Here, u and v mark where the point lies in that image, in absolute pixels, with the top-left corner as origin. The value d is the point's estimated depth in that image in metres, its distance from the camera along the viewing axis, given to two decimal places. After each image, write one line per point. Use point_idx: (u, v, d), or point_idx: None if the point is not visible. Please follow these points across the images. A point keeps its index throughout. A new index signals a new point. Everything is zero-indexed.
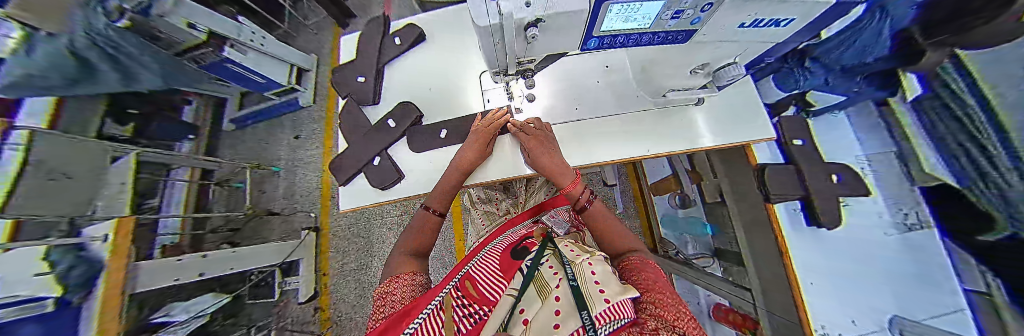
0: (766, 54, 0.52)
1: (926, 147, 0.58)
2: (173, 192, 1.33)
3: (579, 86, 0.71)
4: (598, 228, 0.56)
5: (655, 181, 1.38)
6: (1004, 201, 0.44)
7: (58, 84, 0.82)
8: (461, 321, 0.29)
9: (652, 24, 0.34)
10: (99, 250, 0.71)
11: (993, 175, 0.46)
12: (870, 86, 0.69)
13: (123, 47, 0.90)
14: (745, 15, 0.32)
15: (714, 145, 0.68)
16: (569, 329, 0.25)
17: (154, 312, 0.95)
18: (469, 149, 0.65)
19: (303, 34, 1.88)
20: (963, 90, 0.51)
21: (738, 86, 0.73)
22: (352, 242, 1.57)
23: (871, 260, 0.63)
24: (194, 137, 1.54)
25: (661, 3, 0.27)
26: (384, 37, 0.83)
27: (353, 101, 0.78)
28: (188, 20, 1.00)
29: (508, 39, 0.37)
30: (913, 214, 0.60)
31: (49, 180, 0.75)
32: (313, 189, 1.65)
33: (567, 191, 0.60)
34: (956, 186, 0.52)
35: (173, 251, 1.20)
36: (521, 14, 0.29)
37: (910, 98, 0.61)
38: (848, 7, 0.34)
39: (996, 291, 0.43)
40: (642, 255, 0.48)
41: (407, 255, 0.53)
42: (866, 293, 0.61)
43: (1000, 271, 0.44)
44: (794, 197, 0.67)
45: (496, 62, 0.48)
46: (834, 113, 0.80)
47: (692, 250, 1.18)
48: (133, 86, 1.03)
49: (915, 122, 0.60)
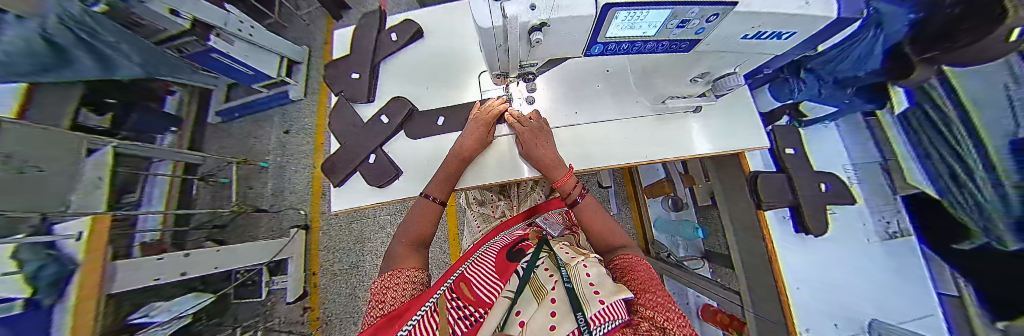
0: (764, 66, 0.53)
1: (911, 159, 0.63)
2: (152, 189, 1.25)
3: (579, 90, 0.71)
4: (590, 225, 0.55)
5: (649, 184, 1.40)
6: (981, 212, 0.49)
7: (27, 71, 0.77)
8: (456, 323, 0.27)
9: (656, 33, 0.34)
10: (72, 250, 0.67)
11: (984, 191, 0.48)
12: (860, 99, 0.72)
13: (99, 33, 0.84)
14: (749, 27, 0.32)
15: (709, 153, 0.69)
16: (566, 330, 0.23)
17: (133, 311, 0.91)
18: (469, 136, 0.64)
19: (295, 25, 1.81)
20: (945, 104, 0.53)
21: (735, 94, 0.74)
22: (344, 241, 1.53)
23: (857, 266, 0.68)
24: (177, 129, 1.48)
25: (667, 12, 0.27)
26: (380, 32, 0.80)
27: (345, 98, 0.76)
28: (168, 7, 0.94)
29: (512, 42, 0.36)
30: (893, 223, 0.69)
31: (20, 173, 0.71)
32: (303, 185, 1.61)
33: (558, 185, 0.59)
34: (938, 196, 0.58)
35: (153, 248, 1.15)
36: (526, 18, 0.29)
37: (897, 112, 0.65)
38: (848, 22, 0.34)
39: (968, 295, 0.53)
40: (634, 252, 0.48)
41: (408, 246, 0.52)
42: (851, 298, 0.65)
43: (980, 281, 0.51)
44: (785, 204, 0.69)
45: (497, 63, 0.46)
46: (823, 123, 0.84)
47: (682, 252, 1.20)
48: (112, 74, 0.98)
49: (900, 135, 0.65)
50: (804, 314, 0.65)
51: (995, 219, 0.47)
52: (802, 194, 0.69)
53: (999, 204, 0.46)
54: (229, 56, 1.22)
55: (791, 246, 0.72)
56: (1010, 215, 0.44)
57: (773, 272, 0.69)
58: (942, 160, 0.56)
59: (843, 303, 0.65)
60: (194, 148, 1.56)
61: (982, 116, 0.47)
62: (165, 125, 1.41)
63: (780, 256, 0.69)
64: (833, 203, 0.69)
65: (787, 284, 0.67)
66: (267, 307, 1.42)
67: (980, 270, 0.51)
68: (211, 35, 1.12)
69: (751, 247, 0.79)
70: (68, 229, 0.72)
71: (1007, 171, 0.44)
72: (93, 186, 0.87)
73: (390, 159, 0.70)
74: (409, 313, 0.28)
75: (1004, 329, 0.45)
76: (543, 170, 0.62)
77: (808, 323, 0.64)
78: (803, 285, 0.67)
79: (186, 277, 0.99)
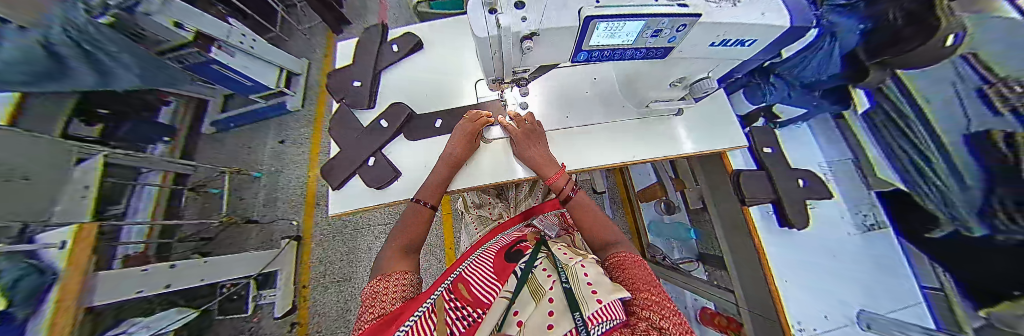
0: (735, 71, 0.58)
1: (880, 155, 0.69)
2: (138, 200, 1.22)
3: (570, 96, 0.75)
4: (582, 220, 0.57)
5: (642, 188, 1.44)
6: (947, 204, 0.53)
7: (23, 81, 0.76)
8: (453, 323, 0.26)
9: (634, 41, 0.38)
10: (53, 260, 0.65)
11: (949, 183, 0.52)
12: (828, 101, 0.78)
13: (100, 42, 0.86)
14: (715, 36, 0.37)
15: (695, 152, 0.72)
16: (563, 329, 0.23)
17: (109, 330, 0.85)
18: (456, 145, 0.66)
19: (296, 39, 1.87)
20: (905, 105, 0.59)
21: (712, 98, 0.80)
22: (337, 252, 1.50)
23: (841, 259, 0.71)
24: (170, 140, 1.47)
25: (642, 23, 0.31)
26: (382, 44, 0.84)
27: (346, 104, 0.78)
28: (173, 19, 0.98)
29: (505, 50, 0.39)
30: (870, 215, 0.72)
31: (5, 182, 0.70)
32: (296, 195, 1.58)
33: (550, 181, 0.62)
34: (907, 190, 0.63)
35: (136, 261, 1.11)
36: (518, 28, 0.33)
37: (860, 111, 0.72)
38: (800, 33, 0.39)
39: (950, 289, 0.55)
40: (627, 248, 0.49)
41: (396, 252, 0.51)
42: (838, 289, 0.67)
43: (962, 272, 0.53)
44: (767, 200, 0.73)
45: (493, 70, 0.50)
46: (797, 125, 0.90)
47: (677, 255, 1.22)
48: (107, 84, 0.98)
49: (867, 133, 0.71)
50: (793, 305, 0.66)
51: (959, 207, 0.51)
52: (782, 190, 0.73)
53: (964, 194, 0.49)
54: (229, 68, 1.24)
55: (777, 240, 0.74)
56: (974, 205, 0.48)
57: (762, 265, 0.71)
58: (909, 159, 0.61)
59: (831, 295, 0.67)
60: (186, 157, 1.54)
61: (940, 115, 0.53)
62: (158, 135, 1.40)
63: (768, 249, 0.71)
64: (813, 197, 0.73)
65: (775, 276, 0.69)
66: (251, 324, 1.35)
67: (957, 261, 0.53)
68: (212, 48, 1.14)
69: (740, 244, 0.82)
70: (49, 238, 0.70)
71: (973, 162, 0.47)
72: (80, 196, 0.86)
73: (390, 161, 0.71)
74: (405, 314, 0.27)
75: (986, 317, 0.47)
76: (537, 170, 0.64)
77: (798, 315, 0.65)
78: (792, 278, 0.69)
79: (169, 291, 0.95)
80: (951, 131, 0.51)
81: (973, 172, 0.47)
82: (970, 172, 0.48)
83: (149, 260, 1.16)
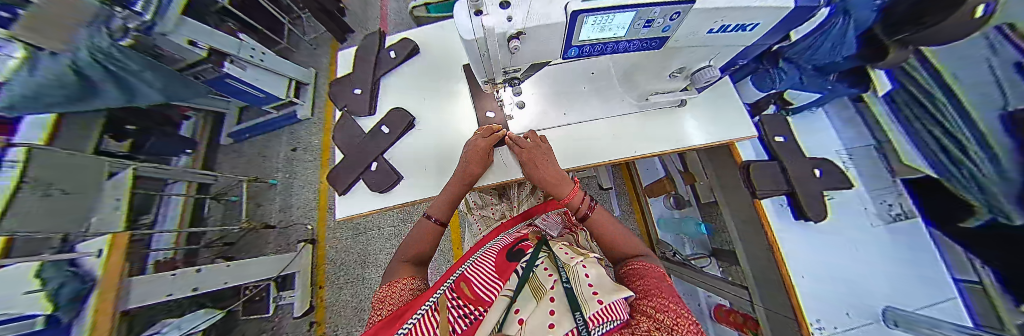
0: (739, 58, 0.55)
1: (898, 133, 0.68)
2: (166, 209, 1.34)
3: (568, 93, 0.73)
4: (602, 238, 0.51)
5: (650, 182, 1.42)
6: (979, 187, 0.49)
7: (57, 102, 0.83)
8: (455, 321, 0.24)
9: (626, 33, 0.36)
10: (90, 267, 0.70)
11: (983, 164, 0.48)
12: (845, 85, 0.73)
13: (124, 63, 0.91)
14: (712, 21, 0.35)
15: (703, 144, 0.70)
16: (565, 329, 0.22)
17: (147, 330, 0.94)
18: (470, 165, 0.64)
19: (303, 49, 1.93)
20: (931, 83, 0.57)
21: (720, 86, 0.77)
22: (349, 253, 1.55)
23: (866, 253, 0.66)
24: (191, 152, 1.58)
25: (632, 14, 0.30)
26: (380, 51, 0.86)
27: (347, 112, 0.80)
28: (188, 38, 1.06)
29: (493, 50, 0.39)
30: (897, 205, 0.68)
31: (45, 196, 0.76)
32: (309, 200, 1.64)
33: (566, 201, 0.54)
34: (939, 176, 0.58)
35: (165, 266, 1.20)
36: (503, 28, 0.32)
37: (881, 93, 0.71)
38: (807, 13, 0.37)
39: (988, 282, 0.51)
40: (649, 260, 0.44)
41: (406, 265, 0.52)
42: (864, 284, 0.62)
43: (1000, 261, 0.49)
44: (781, 192, 0.68)
45: (484, 70, 0.49)
46: (811, 110, 0.85)
47: (689, 251, 1.19)
48: (136, 101, 1.04)
49: (891, 117, 0.69)
50: (812, 303, 0.62)
51: (990, 188, 0.48)
52: (797, 182, 0.68)
53: (993, 174, 0.46)
54: (241, 80, 1.31)
55: (792, 233, 0.71)
56: (1009, 191, 0.44)
57: (776, 260, 0.68)
58: (936, 142, 0.58)
59: (852, 291, 0.62)
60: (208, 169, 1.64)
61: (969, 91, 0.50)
62: (180, 148, 1.49)
63: (781, 244, 0.68)
64: (831, 187, 0.69)
65: (790, 272, 0.66)
66: (273, 324, 1.42)
67: (996, 251, 0.50)
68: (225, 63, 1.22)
69: (753, 238, 0.78)
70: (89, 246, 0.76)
71: (1007, 136, 0.43)
72: (113, 207, 0.94)
73: (391, 166, 0.72)
74: (407, 314, 0.27)
75: None
76: (548, 189, 0.58)
77: (817, 313, 0.61)
78: (809, 273, 0.65)
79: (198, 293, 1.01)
80: (986, 115, 0.48)
81: (1013, 146, 0.43)
82: (1010, 148, 0.43)
83: (178, 265, 1.26)
